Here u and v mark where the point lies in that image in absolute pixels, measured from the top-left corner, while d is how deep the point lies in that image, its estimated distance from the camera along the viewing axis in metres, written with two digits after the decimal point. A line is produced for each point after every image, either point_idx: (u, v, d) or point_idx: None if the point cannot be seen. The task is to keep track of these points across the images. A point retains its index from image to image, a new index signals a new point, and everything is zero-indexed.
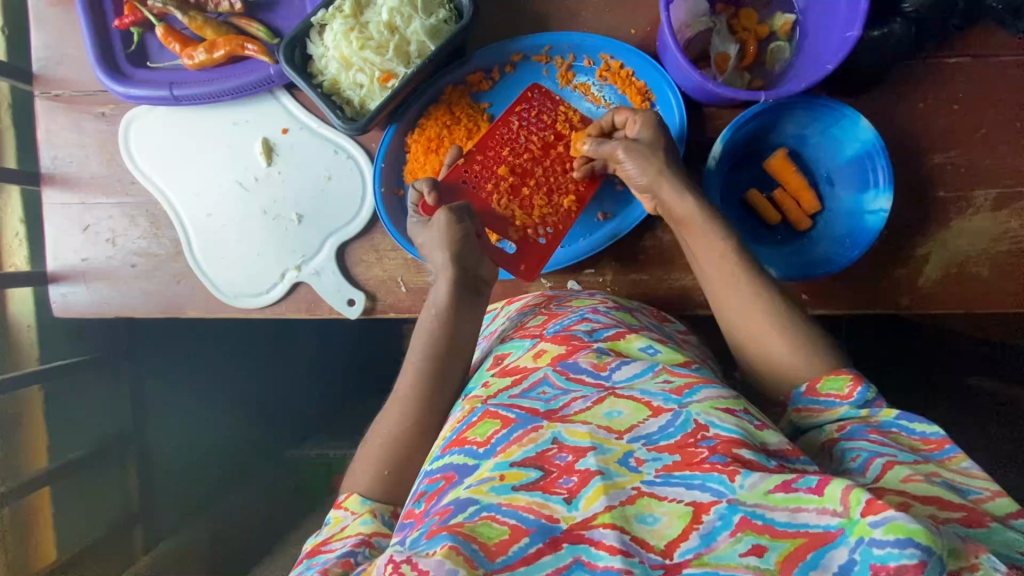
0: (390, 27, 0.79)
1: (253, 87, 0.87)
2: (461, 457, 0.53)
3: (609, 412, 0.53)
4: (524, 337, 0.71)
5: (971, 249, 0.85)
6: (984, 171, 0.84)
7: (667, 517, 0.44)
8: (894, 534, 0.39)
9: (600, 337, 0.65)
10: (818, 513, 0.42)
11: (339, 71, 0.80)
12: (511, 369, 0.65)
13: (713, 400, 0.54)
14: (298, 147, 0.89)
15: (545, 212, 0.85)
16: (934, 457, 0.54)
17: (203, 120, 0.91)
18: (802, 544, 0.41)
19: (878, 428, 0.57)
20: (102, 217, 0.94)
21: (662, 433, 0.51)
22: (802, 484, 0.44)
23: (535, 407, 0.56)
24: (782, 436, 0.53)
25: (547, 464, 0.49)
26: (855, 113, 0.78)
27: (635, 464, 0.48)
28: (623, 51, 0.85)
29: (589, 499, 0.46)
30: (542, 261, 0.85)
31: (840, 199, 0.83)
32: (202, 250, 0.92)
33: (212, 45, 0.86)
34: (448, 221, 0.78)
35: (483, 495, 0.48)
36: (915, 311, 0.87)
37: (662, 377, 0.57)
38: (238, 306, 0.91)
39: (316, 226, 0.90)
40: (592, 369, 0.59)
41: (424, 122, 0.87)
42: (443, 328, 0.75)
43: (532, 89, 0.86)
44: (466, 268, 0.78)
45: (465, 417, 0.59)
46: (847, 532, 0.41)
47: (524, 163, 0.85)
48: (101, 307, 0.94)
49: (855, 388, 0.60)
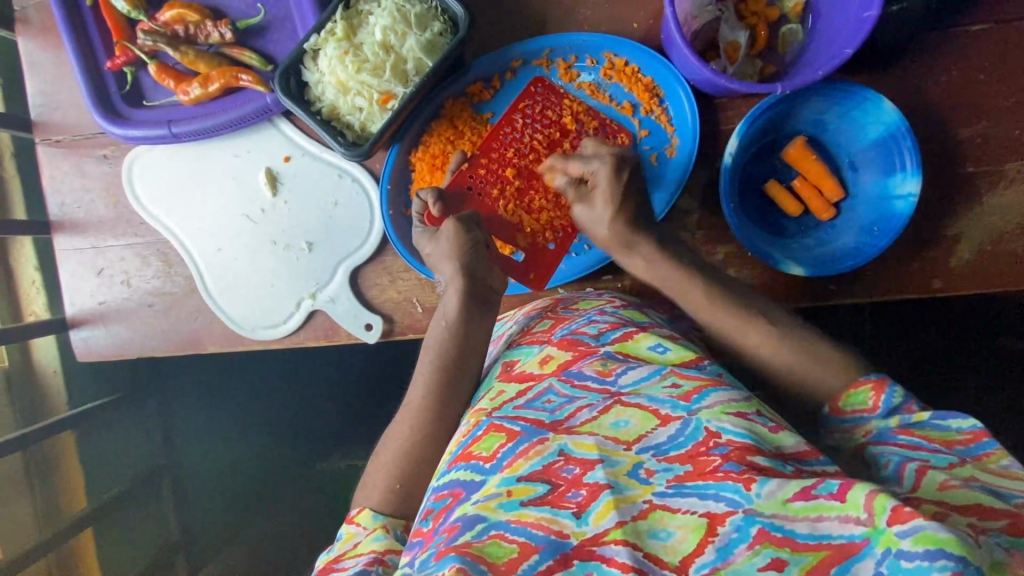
0: (385, 46, 0.76)
1: (252, 117, 0.86)
2: (467, 474, 0.56)
3: (615, 423, 0.56)
4: (531, 342, 0.72)
5: (1005, 225, 0.81)
6: (1015, 142, 0.80)
7: (681, 531, 0.46)
8: (923, 545, 0.40)
9: (607, 340, 0.68)
10: (842, 522, 0.44)
11: (336, 97, 0.77)
12: (518, 376, 0.68)
13: (725, 405, 0.55)
14: (302, 176, 0.88)
15: (553, 215, 0.84)
16: (971, 454, 0.53)
17: (203, 154, 0.90)
18: (826, 557, 0.42)
19: (906, 432, 0.56)
20: (114, 259, 0.94)
21: (672, 443, 0.53)
22: (822, 490, 0.45)
23: (540, 419, 0.58)
24: (801, 437, 0.54)
25: (555, 478, 0.52)
26: (877, 95, 0.74)
27: (646, 475, 0.50)
28: (627, 47, 0.82)
29: (598, 515, 0.48)
30: (553, 267, 0.85)
31: (865, 184, 0.80)
32: (216, 285, 0.91)
33: (206, 79, 0.84)
34: (455, 231, 0.77)
35: (492, 512, 0.50)
36: (949, 293, 0.84)
37: (670, 381, 0.60)
38: (255, 338, 0.91)
39: (326, 253, 0.89)
40: (597, 375, 0.62)
41: (428, 139, 0.85)
42: (455, 339, 0.74)
43: (535, 84, 0.85)
44: (476, 278, 0.76)
45: (471, 431, 0.61)
46: (873, 543, 0.42)
47: (530, 163, 0.84)
48: (123, 348, 0.95)
49: (879, 397, 0.60)
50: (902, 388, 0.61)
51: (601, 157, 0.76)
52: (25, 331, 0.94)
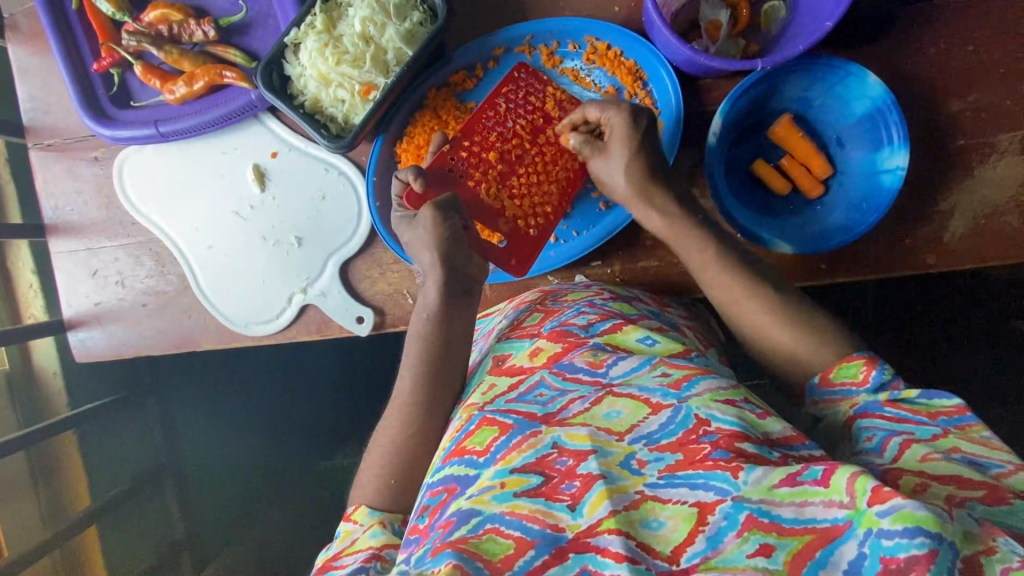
0: (365, 37, 0.77)
1: (237, 114, 0.86)
2: (461, 468, 0.56)
3: (608, 413, 0.56)
4: (521, 337, 0.73)
5: (998, 198, 0.81)
6: (1006, 113, 0.79)
7: (673, 521, 0.47)
8: (901, 523, 0.40)
9: (597, 332, 0.69)
10: (826, 506, 0.45)
11: (318, 89, 0.77)
12: (510, 369, 0.68)
13: (714, 392, 0.56)
14: (290, 170, 0.88)
15: (536, 202, 0.83)
16: (954, 424, 0.53)
17: (192, 153, 0.90)
18: (811, 540, 0.43)
19: (888, 400, 0.57)
20: (109, 260, 0.95)
21: (664, 431, 0.54)
22: (807, 476, 0.47)
23: (533, 412, 0.59)
24: (787, 423, 0.55)
25: (548, 470, 0.52)
26: (861, 69, 0.73)
27: (638, 465, 0.51)
28: (608, 31, 0.82)
29: (593, 505, 0.48)
30: (533, 254, 0.84)
31: (853, 159, 0.79)
32: (209, 283, 0.92)
33: (191, 77, 0.85)
34: (434, 219, 0.75)
35: (486, 505, 0.50)
36: (944, 269, 0.83)
37: (660, 370, 0.61)
38: (251, 334, 0.92)
39: (316, 247, 0.89)
40: (589, 367, 0.62)
41: (412, 130, 0.85)
42: (435, 331, 0.74)
43: (519, 70, 0.83)
44: (455, 268, 0.76)
45: (463, 426, 0.62)
46: (855, 524, 0.43)
47: (513, 148, 0.83)
48: (120, 348, 0.96)
49: (869, 372, 0.59)
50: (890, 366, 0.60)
51: (618, 106, 0.75)
52: (20, 333, 0.95)
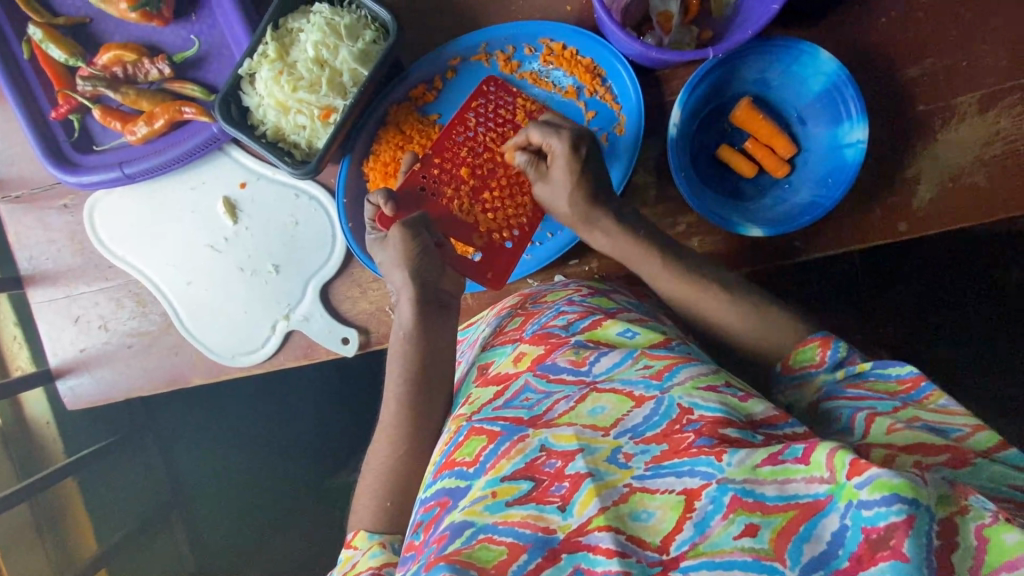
0: (319, 61, 0.76)
1: (202, 149, 0.86)
2: (452, 481, 0.57)
3: (593, 410, 0.56)
4: (504, 342, 0.74)
5: (962, 160, 0.81)
6: (963, 75, 0.80)
7: (662, 511, 0.47)
8: (880, 492, 0.41)
9: (578, 329, 0.70)
10: (807, 482, 0.45)
11: (278, 117, 0.77)
12: (494, 377, 0.69)
13: (695, 379, 0.57)
14: (259, 200, 0.89)
15: (510, 214, 0.84)
16: (911, 396, 0.55)
17: (161, 191, 0.90)
18: (794, 517, 0.44)
19: (849, 381, 0.58)
20: (89, 305, 0.95)
21: (648, 424, 0.54)
22: (789, 454, 0.47)
23: (519, 416, 0.59)
24: (768, 403, 0.56)
25: (538, 474, 0.53)
26: (813, 46, 0.74)
27: (625, 459, 0.51)
28: (562, 31, 0.82)
29: (583, 504, 0.49)
30: (509, 269, 0.83)
31: (815, 136, 0.80)
32: (191, 319, 0.92)
33: (151, 116, 0.84)
34: (403, 237, 0.76)
35: (478, 516, 0.51)
36: (915, 236, 0.84)
37: (642, 362, 0.61)
38: (238, 366, 0.92)
39: (293, 274, 0.89)
40: (572, 367, 0.63)
41: (377, 147, 0.85)
42: (416, 345, 0.75)
43: (488, 84, 0.84)
44: (426, 282, 0.76)
45: (452, 438, 0.63)
46: (837, 498, 0.43)
47: (485, 162, 0.83)
48: (109, 392, 0.96)
49: (826, 353, 0.61)
50: (846, 342, 0.62)
51: (560, 133, 0.76)
52: (11, 386, 0.96)
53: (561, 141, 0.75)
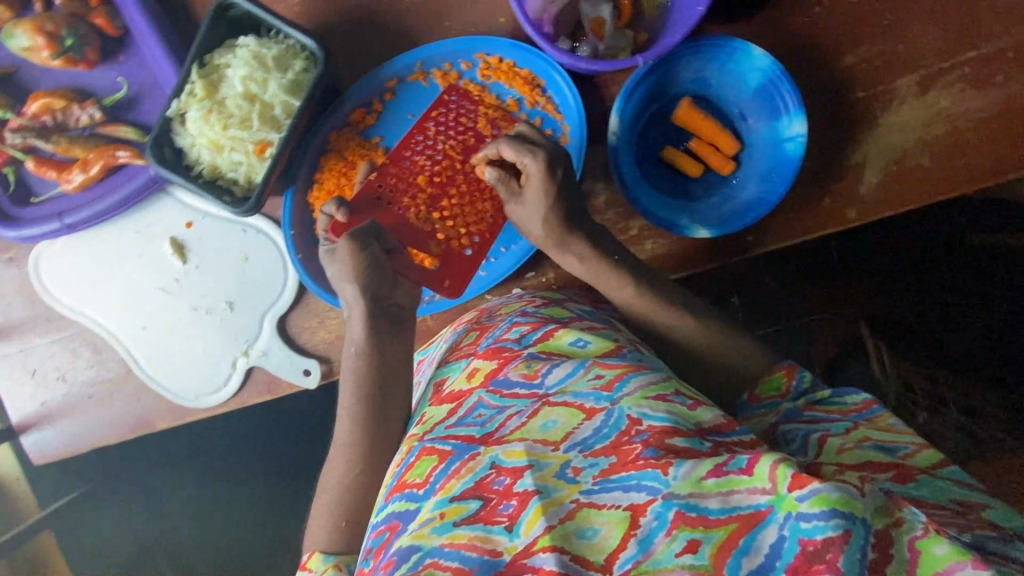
0: (248, 96, 0.75)
1: (141, 192, 0.85)
2: (402, 504, 0.56)
3: (544, 424, 0.56)
4: (458, 357, 0.74)
5: (906, 142, 0.81)
6: (900, 58, 0.80)
7: (607, 527, 0.47)
8: (819, 506, 0.41)
9: (530, 341, 0.69)
10: (750, 493, 0.45)
11: (212, 156, 0.76)
12: (449, 395, 0.68)
13: (644, 389, 0.56)
14: (207, 238, 0.87)
15: (469, 221, 0.82)
16: (863, 416, 0.59)
17: (106, 237, 0.89)
18: (734, 530, 0.44)
19: (806, 404, 0.63)
20: (45, 357, 0.93)
21: (598, 436, 0.53)
22: (733, 466, 0.47)
23: (471, 433, 0.59)
24: (717, 411, 0.56)
25: (486, 492, 0.52)
26: (744, 43, 0.74)
27: (573, 474, 0.51)
28: (497, 44, 0.81)
29: (528, 524, 0.48)
30: (468, 275, 0.82)
31: (757, 130, 0.80)
32: (150, 363, 0.90)
33: (86, 163, 0.83)
34: (352, 249, 0.74)
35: (425, 539, 0.50)
36: (869, 221, 0.83)
37: (593, 373, 0.60)
38: (202, 406, 0.91)
39: (248, 309, 0.88)
40: (524, 380, 0.62)
41: (321, 176, 0.84)
42: (369, 362, 0.74)
43: (449, 93, 0.82)
44: (377, 297, 0.76)
45: (404, 458, 0.62)
46: (777, 509, 0.43)
47: (445, 169, 0.81)
48: (73, 444, 0.94)
49: (791, 382, 0.66)
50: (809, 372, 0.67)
51: (534, 153, 0.72)
52: None
53: (535, 164, 0.72)
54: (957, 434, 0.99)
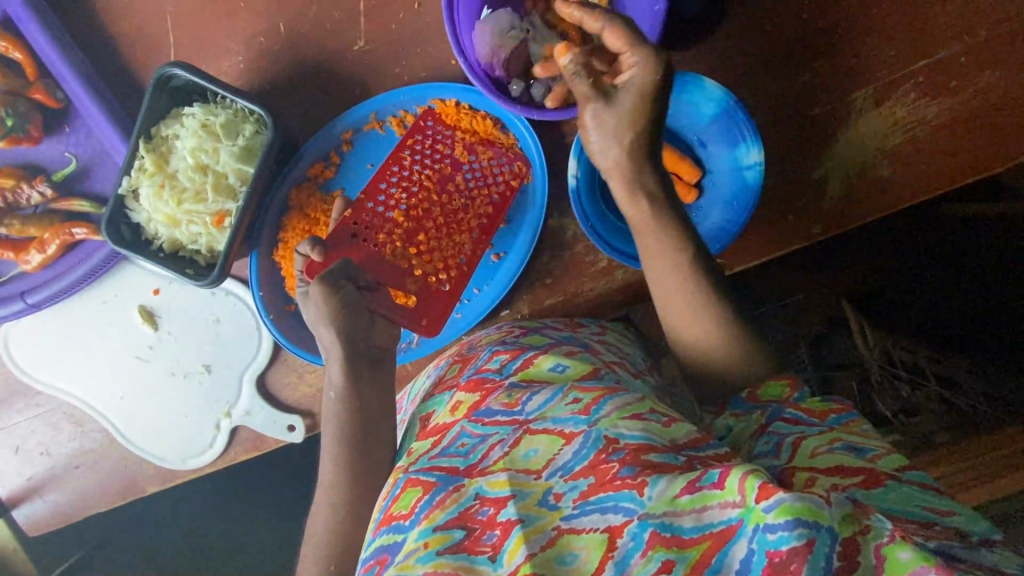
0: (200, 167, 0.74)
1: (103, 266, 0.84)
2: (389, 537, 0.52)
3: (526, 453, 0.53)
4: (443, 391, 0.70)
5: (865, 153, 0.81)
6: (855, 71, 0.80)
7: (586, 551, 0.44)
8: (783, 517, 0.38)
9: (511, 370, 0.66)
10: (722, 508, 0.42)
11: (170, 231, 0.75)
12: (432, 429, 0.65)
13: (622, 409, 0.54)
14: (176, 304, 0.87)
15: (444, 257, 0.81)
16: (840, 421, 0.55)
17: (74, 310, 0.88)
18: (708, 547, 0.41)
19: (793, 403, 0.58)
20: (27, 434, 0.93)
21: (577, 458, 0.51)
22: (705, 480, 0.44)
23: (455, 465, 0.56)
24: (691, 426, 0.54)
25: (471, 522, 0.50)
26: (696, 77, 0.75)
27: (554, 500, 0.48)
28: (451, 88, 0.79)
29: (511, 552, 0.45)
30: (445, 316, 0.81)
31: (717, 158, 0.79)
32: (132, 431, 0.90)
33: (42, 243, 0.82)
34: (325, 293, 0.70)
35: (410, 570, 0.48)
36: (831, 234, 0.84)
37: (571, 397, 0.57)
38: (190, 468, 0.91)
39: (226, 370, 0.88)
40: (505, 409, 0.59)
41: (285, 235, 0.82)
42: (350, 410, 0.69)
43: (425, 118, 0.81)
44: (356, 341, 0.71)
45: (389, 492, 0.57)
46: (745, 522, 0.40)
47: (421, 201, 0.81)
48: (63, 514, 0.94)
49: (793, 391, 0.59)
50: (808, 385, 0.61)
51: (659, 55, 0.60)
52: None
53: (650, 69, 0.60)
54: (935, 404, 0.99)
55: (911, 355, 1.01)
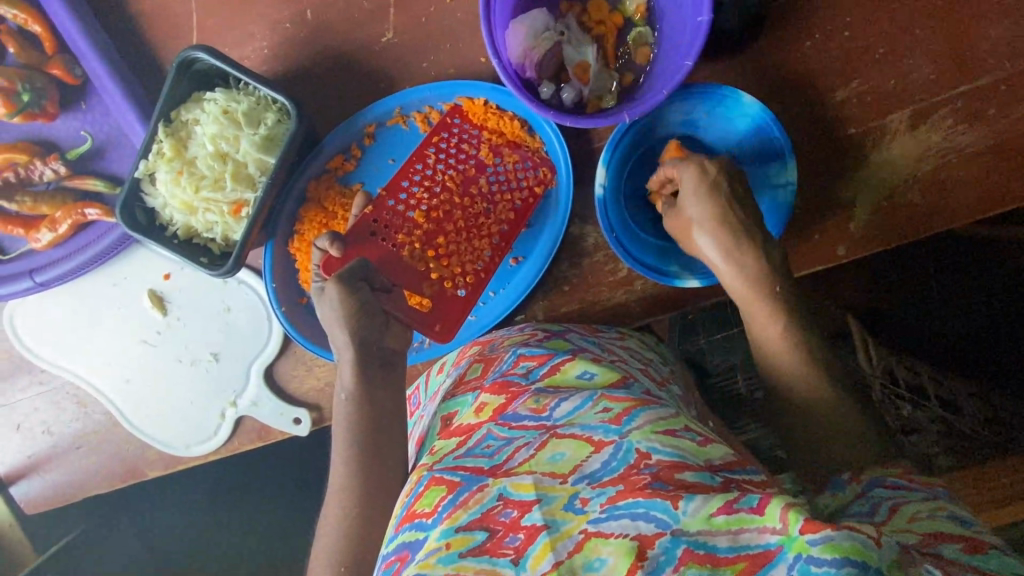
0: (220, 155, 0.73)
1: (113, 248, 0.83)
2: (411, 533, 0.50)
3: (552, 456, 0.51)
4: (465, 391, 0.68)
5: (897, 176, 0.79)
6: (894, 93, 0.78)
7: (614, 558, 0.42)
8: (831, 553, 0.37)
9: (537, 376, 0.64)
10: (760, 532, 0.41)
11: (186, 218, 0.74)
12: (456, 429, 0.62)
13: (654, 423, 0.53)
14: (188, 291, 0.86)
15: (462, 261, 0.79)
16: (942, 492, 0.51)
17: (85, 291, 0.87)
18: (743, 570, 0.40)
19: (897, 476, 0.53)
20: (29, 412, 0.92)
21: (605, 468, 0.49)
22: (744, 503, 0.42)
23: (479, 465, 0.53)
24: (725, 448, 0.53)
25: (493, 523, 0.47)
26: (734, 91, 0.72)
27: (581, 504, 0.46)
28: (478, 87, 0.78)
29: (536, 559, 0.44)
30: (460, 319, 0.80)
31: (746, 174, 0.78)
32: (137, 415, 0.89)
33: (53, 221, 0.80)
34: (341, 294, 0.69)
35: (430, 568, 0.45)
36: (858, 256, 0.82)
37: (601, 406, 0.56)
38: (194, 455, 0.89)
39: (234, 359, 0.86)
40: (533, 414, 0.57)
41: (302, 227, 0.81)
42: (361, 409, 0.67)
43: (452, 115, 0.79)
44: (370, 342, 0.70)
45: (412, 489, 0.55)
46: (786, 549, 0.39)
47: (443, 201, 0.79)
48: (60, 495, 0.92)
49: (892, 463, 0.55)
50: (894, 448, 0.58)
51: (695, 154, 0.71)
52: None
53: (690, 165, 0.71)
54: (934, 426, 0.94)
55: (913, 375, 0.96)
